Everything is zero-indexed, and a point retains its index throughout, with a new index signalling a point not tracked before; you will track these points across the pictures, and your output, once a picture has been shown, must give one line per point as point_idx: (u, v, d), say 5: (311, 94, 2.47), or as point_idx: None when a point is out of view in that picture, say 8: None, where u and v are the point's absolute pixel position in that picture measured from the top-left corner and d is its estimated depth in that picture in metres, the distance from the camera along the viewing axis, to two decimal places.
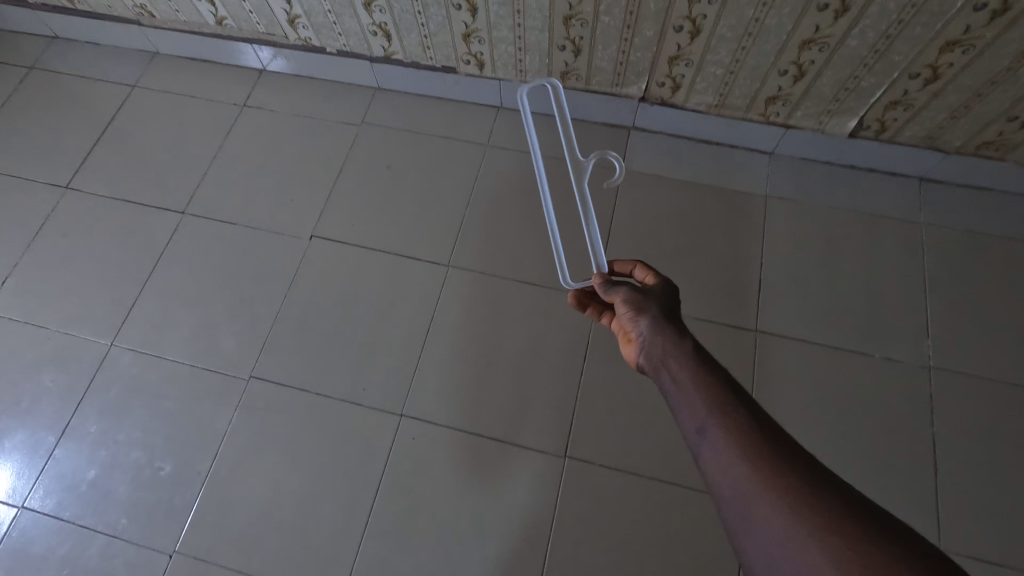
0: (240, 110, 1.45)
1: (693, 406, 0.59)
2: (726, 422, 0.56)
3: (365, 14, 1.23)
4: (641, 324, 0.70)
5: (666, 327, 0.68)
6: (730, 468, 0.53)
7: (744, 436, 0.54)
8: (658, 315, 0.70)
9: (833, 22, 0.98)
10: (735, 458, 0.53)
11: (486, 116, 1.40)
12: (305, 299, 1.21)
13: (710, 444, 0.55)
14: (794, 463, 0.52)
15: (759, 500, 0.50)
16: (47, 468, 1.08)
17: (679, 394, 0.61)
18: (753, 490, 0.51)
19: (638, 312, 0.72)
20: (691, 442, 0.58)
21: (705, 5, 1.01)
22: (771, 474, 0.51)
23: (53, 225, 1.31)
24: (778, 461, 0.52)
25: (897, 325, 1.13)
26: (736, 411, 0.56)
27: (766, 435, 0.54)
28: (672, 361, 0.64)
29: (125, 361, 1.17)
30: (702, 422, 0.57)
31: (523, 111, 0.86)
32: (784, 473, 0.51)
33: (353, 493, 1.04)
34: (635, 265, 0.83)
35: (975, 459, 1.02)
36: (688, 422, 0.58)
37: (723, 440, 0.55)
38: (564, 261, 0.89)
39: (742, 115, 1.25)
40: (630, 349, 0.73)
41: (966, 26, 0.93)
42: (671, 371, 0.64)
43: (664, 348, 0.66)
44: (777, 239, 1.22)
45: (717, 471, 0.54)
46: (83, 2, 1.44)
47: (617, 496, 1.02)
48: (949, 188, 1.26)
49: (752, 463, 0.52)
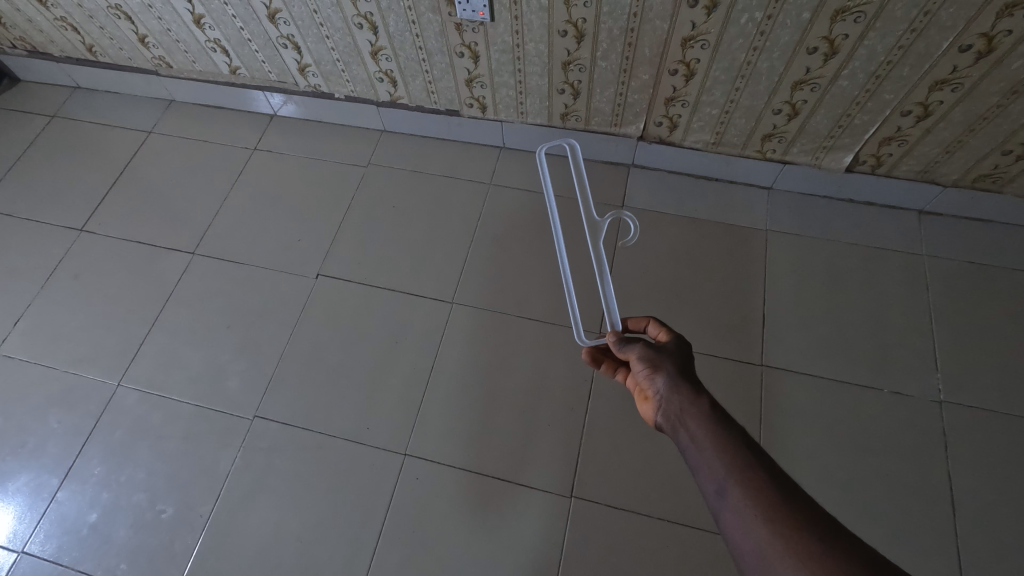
0: (251, 153, 1.50)
1: (712, 466, 0.58)
2: (746, 483, 0.56)
3: (371, 62, 1.29)
4: (657, 382, 0.71)
5: (681, 384, 0.69)
6: (753, 532, 0.52)
7: (764, 497, 0.54)
8: (674, 373, 0.70)
9: (823, 64, 1.02)
10: (757, 522, 0.53)
11: (489, 156, 1.44)
12: (310, 336, 1.22)
13: (733, 508, 0.55)
14: (817, 525, 0.51)
15: (783, 565, 0.49)
16: (49, 511, 1.07)
17: (698, 453, 0.61)
18: (777, 554, 0.50)
19: (653, 368, 0.72)
20: (711, 504, 0.57)
21: (698, 50, 1.05)
22: (794, 537, 0.50)
23: (67, 266, 1.34)
24: (800, 524, 0.51)
25: (904, 358, 1.12)
26: (756, 471, 0.56)
27: (787, 497, 0.54)
28: (689, 419, 0.64)
29: (131, 401, 1.17)
30: (722, 483, 0.57)
31: (541, 166, 0.93)
32: (810, 539, 0.50)
33: (356, 537, 1.02)
34: (647, 320, 0.84)
35: (995, 498, 0.99)
36: (707, 483, 0.58)
37: (744, 502, 0.54)
38: (579, 316, 0.88)
39: (739, 152, 1.27)
40: (647, 407, 0.73)
41: (953, 67, 0.96)
42: (688, 429, 0.64)
43: (681, 406, 0.66)
44: (778, 273, 1.23)
45: (740, 535, 0.53)
46: (104, 55, 1.51)
47: (624, 538, 1.00)
48: (949, 220, 1.27)
49: (774, 526, 0.52)
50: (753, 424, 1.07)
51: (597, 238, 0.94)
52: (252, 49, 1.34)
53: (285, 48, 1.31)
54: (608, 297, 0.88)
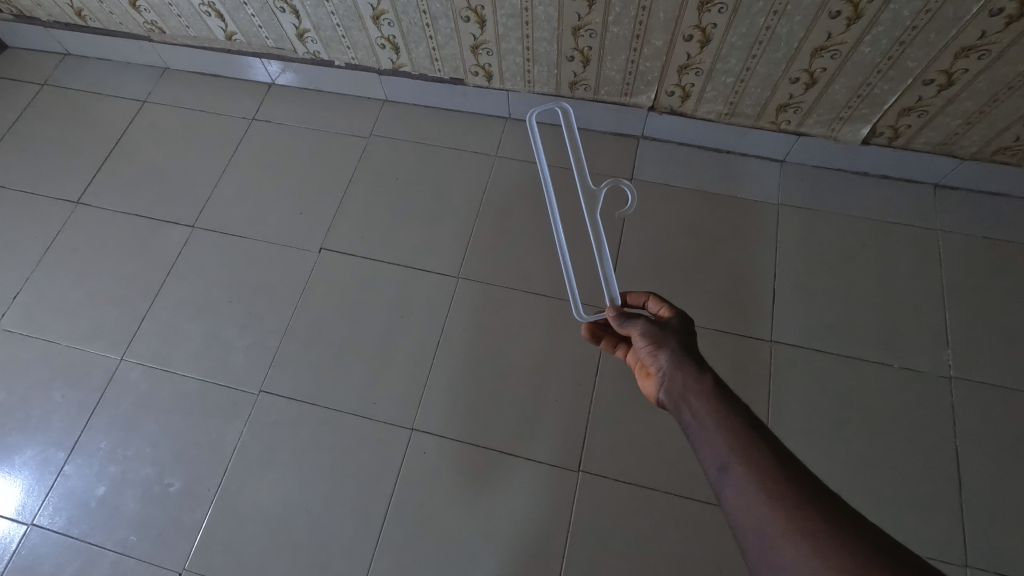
0: (249, 124, 1.46)
1: (715, 443, 0.58)
2: (749, 461, 0.55)
3: (373, 27, 1.24)
4: (660, 358, 0.70)
5: (684, 360, 0.67)
6: (755, 510, 0.52)
7: (767, 475, 0.53)
8: (677, 350, 0.69)
9: (846, 29, 0.97)
10: (759, 500, 0.52)
11: (494, 127, 1.40)
12: (314, 312, 1.20)
13: (736, 485, 0.54)
14: (822, 504, 0.50)
15: (785, 544, 0.49)
16: (57, 484, 1.08)
17: (699, 431, 0.60)
18: (779, 532, 0.49)
19: (656, 345, 0.71)
20: (712, 480, 0.57)
21: (715, 14, 1.01)
22: (798, 516, 0.49)
23: (64, 240, 1.32)
24: (805, 503, 0.50)
25: (914, 334, 1.11)
26: (760, 449, 0.55)
27: (791, 475, 0.53)
28: (692, 397, 0.63)
29: (136, 375, 1.17)
30: (725, 460, 0.56)
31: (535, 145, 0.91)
32: (814, 519, 0.49)
33: (364, 511, 1.03)
34: (648, 296, 0.82)
35: (1000, 472, 0.99)
36: (709, 459, 0.57)
37: (747, 480, 0.54)
38: (576, 290, 0.88)
39: (753, 123, 1.24)
40: (649, 383, 0.72)
41: (981, 32, 0.92)
42: (691, 406, 0.63)
43: (683, 382, 0.65)
44: (790, 248, 1.21)
45: (741, 513, 0.53)
46: (94, 19, 1.46)
47: (632, 512, 1.00)
48: (964, 195, 1.24)
49: (776, 504, 0.51)
50: (761, 399, 1.07)
51: (596, 211, 0.91)
52: (248, 13, 1.29)
53: (283, 13, 1.26)
54: (608, 276, 0.88)
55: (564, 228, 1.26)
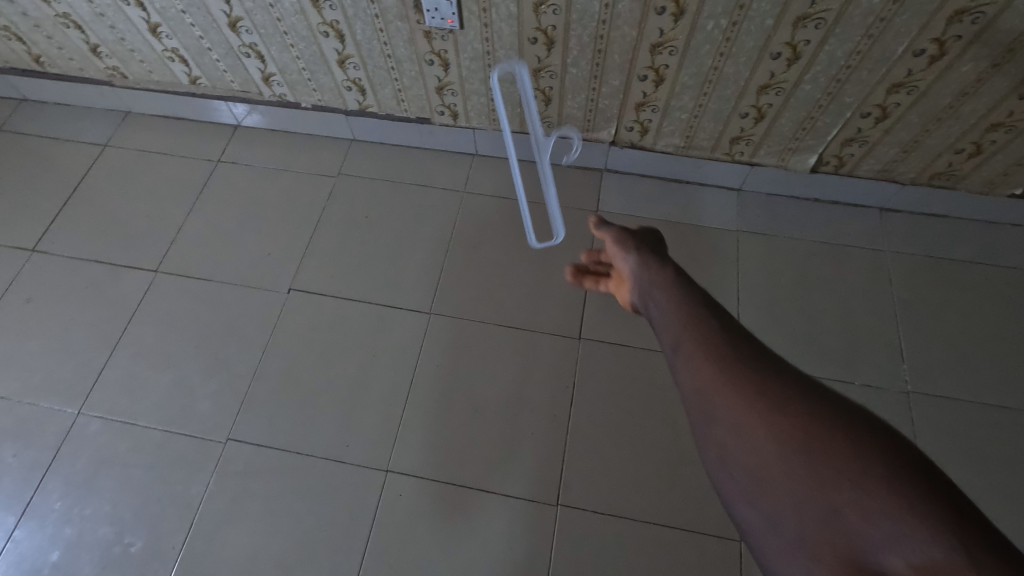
0: (214, 166, 1.45)
1: (673, 323, 0.56)
2: (704, 333, 0.53)
3: (339, 71, 1.26)
4: (631, 262, 0.69)
5: (653, 261, 0.67)
6: (708, 383, 0.50)
7: (742, 366, 0.50)
8: (648, 254, 0.69)
9: (787, 69, 1.04)
10: (712, 370, 0.50)
11: (461, 163, 1.42)
12: (283, 355, 1.18)
13: (688, 359, 0.53)
14: (807, 402, 0.46)
15: (739, 419, 0.47)
16: (6, 552, 1.01)
17: (661, 316, 0.59)
18: (732, 405, 0.48)
19: (627, 250, 0.71)
20: (667, 358, 0.55)
21: (666, 56, 1.07)
22: (750, 388, 0.48)
23: (18, 290, 1.27)
24: (760, 374, 0.49)
25: (871, 352, 1.16)
26: (718, 326, 0.54)
27: (746, 347, 0.51)
28: (657, 288, 0.62)
29: (94, 429, 1.11)
30: (679, 339, 0.54)
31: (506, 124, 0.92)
32: (768, 392, 0.47)
33: (338, 559, 0.99)
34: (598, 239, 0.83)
35: (960, 480, 1.03)
36: (666, 339, 0.56)
37: (698, 352, 0.52)
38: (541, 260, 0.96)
39: (709, 155, 1.30)
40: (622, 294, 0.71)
41: (908, 70, 1.00)
42: (656, 297, 0.62)
43: (651, 278, 0.64)
44: (751, 273, 1.25)
45: (695, 387, 0.51)
46: (53, 65, 1.44)
47: (611, 544, 1.00)
48: (907, 217, 1.32)
49: (728, 374, 0.49)
50: None
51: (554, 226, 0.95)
52: (212, 58, 1.30)
53: (248, 57, 1.28)
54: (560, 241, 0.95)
55: (534, 261, 1.28)
